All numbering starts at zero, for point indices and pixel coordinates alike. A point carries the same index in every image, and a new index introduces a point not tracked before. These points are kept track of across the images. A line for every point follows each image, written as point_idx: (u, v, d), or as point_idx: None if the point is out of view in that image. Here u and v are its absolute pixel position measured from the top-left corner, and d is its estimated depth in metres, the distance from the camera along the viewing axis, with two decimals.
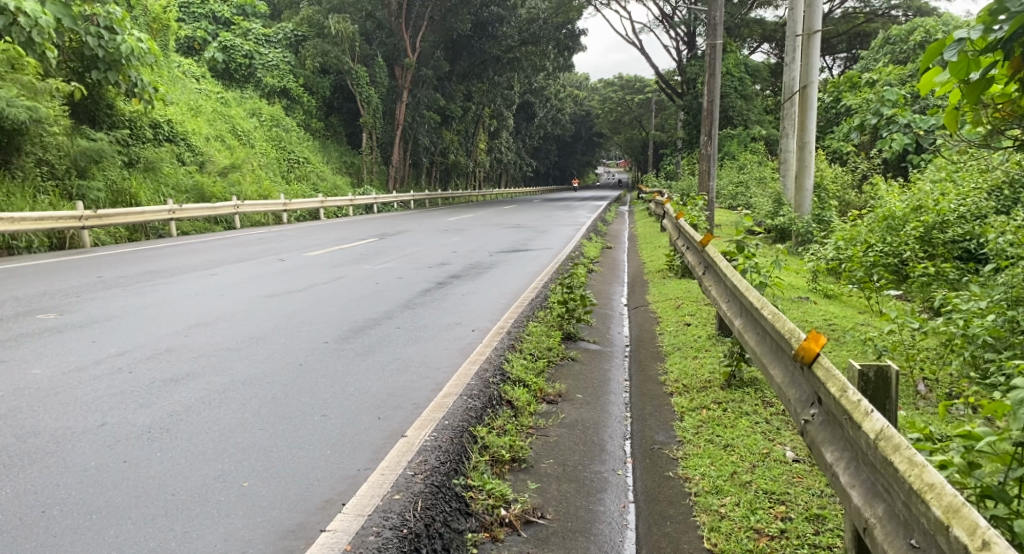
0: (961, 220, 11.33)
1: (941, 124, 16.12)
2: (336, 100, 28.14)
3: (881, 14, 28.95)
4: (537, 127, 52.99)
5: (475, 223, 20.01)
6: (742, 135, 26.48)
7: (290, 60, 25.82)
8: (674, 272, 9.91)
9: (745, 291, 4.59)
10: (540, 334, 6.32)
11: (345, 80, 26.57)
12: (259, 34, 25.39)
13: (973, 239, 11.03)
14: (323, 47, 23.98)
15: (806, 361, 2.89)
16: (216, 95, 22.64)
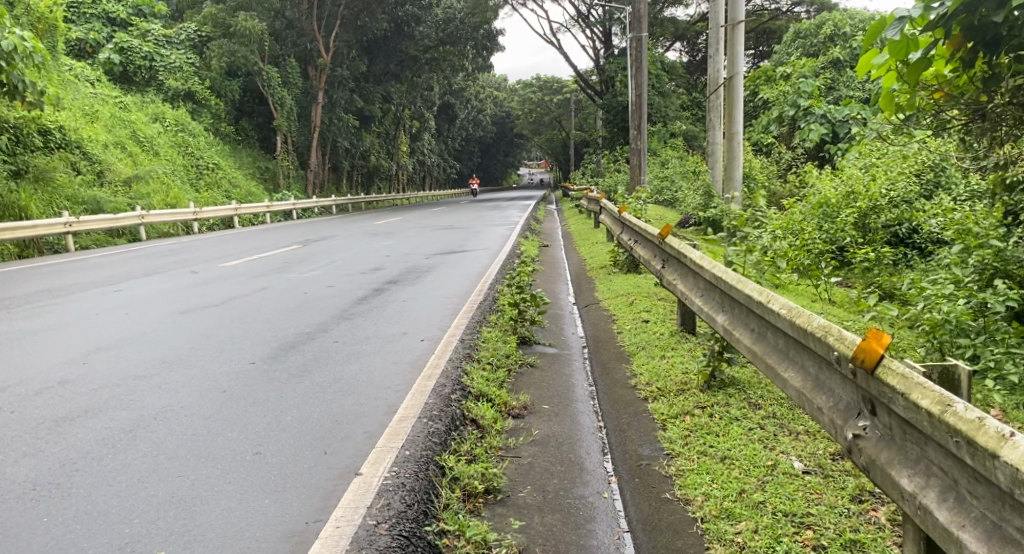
0: (894, 205, 11.26)
1: (857, 114, 16.38)
2: (246, 104, 26.88)
3: (787, 12, 29.58)
4: (457, 129, 52.44)
5: (403, 226, 19.33)
6: (662, 131, 26.56)
7: (194, 62, 24.42)
8: (619, 267, 9.58)
9: (734, 284, 4.03)
10: (494, 340, 5.76)
11: (255, 82, 25.35)
12: (159, 35, 23.93)
13: (903, 224, 11.17)
14: (229, 47, 22.45)
15: (868, 366, 2.32)
16: (115, 100, 21.17)
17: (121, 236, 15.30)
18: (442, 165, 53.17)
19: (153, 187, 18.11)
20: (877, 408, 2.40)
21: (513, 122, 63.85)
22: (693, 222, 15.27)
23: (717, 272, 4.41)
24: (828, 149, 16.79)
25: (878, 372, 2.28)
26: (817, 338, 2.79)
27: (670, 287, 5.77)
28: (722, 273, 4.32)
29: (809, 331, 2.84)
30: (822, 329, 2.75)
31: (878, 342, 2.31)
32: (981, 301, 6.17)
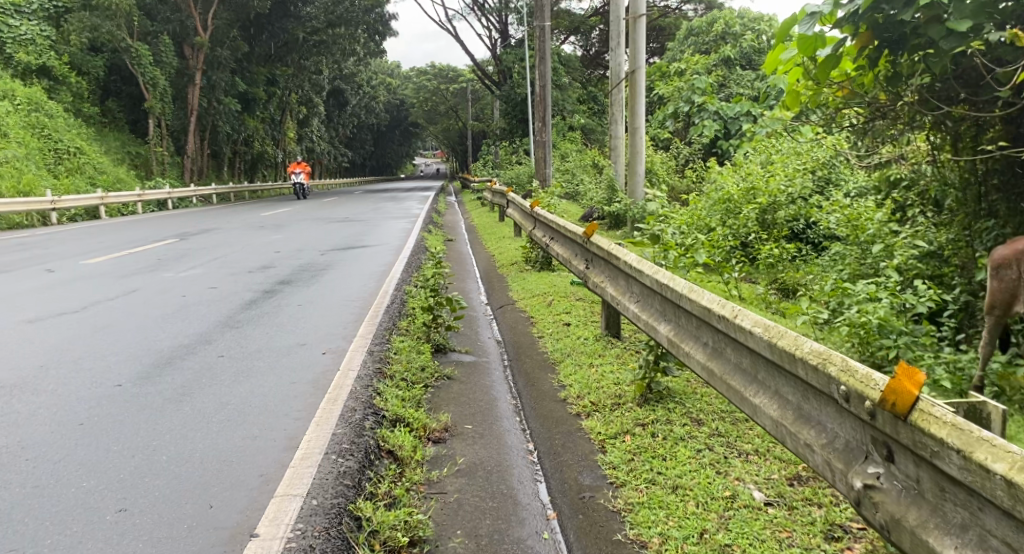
0: (791, 201, 11.28)
1: (748, 111, 16.57)
2: (112, 83, 24.92)
3: (675, 9, 29.86)
4: (349, 117, 50.92)
5: (293, 217, 18.34)
6: (560, 124, 26.40)
7: (49, 35, 22.29)
8: (533, 264, 9.36)
9: (685, 294, 3.60)
10: (407, 354, 5.20)
11: (123, 59, 23.47)
12: (7, 4, 21.66)
13: (800, 220, 11.19)
14: (91, 21, 20.75)
15: (903, 412, 1.96)
16: None
17: None
18: (333, 153, 51.53)
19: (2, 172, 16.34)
20: (905, 456, 2.02)
21: (406, 110, 62.69)
22: (596, 216, 15.02)
23: (659, 277, 3.99)
24: (720, 145, 16.86)
25: (916, 422, 1.93)
26: (810, 367, 2.39)
27: (597, 290, 5.35)
28: (667, 278, 3.91)
29: (799, 356, 2.44)
30: (816, 355, 2.36)
31: (912, 382, 1.95)
32: (899, 301, 6.06)
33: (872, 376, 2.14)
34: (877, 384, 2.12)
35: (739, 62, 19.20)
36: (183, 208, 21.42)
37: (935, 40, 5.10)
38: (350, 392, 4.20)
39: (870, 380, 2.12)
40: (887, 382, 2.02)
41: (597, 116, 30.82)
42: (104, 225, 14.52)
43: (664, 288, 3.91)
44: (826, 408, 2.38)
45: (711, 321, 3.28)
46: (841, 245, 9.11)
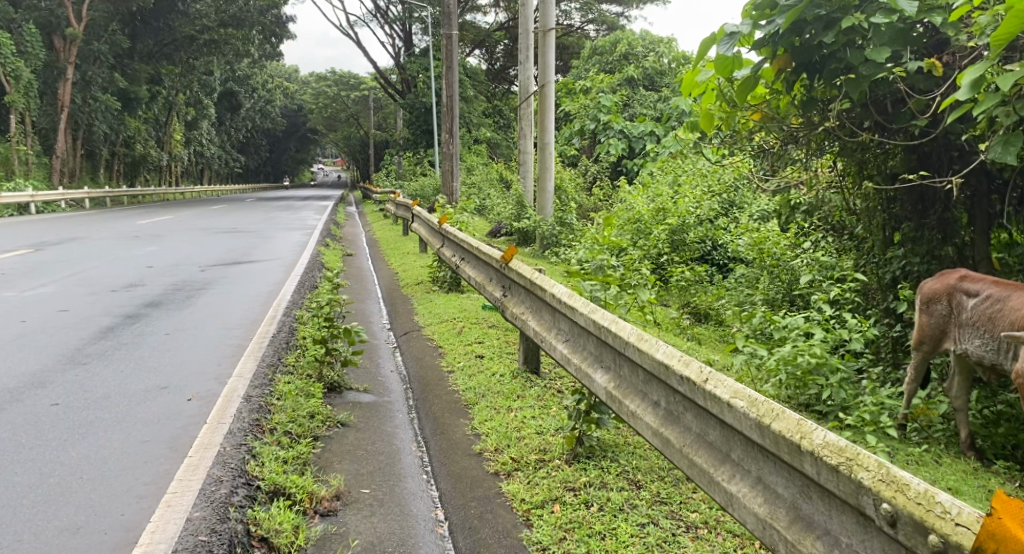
0: (699, 223, 10.64)
1: (651, 131, 16.40)
2: None
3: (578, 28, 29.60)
4: (243, 120, 48.90)
5: (176, 227, 17.05)
6: (465, 136, 25.83)
7: None
8: (440, 285, 8.69)
9: (630, 341, 2.96)
10: (294, 399, 4.44)
11: None
12: None
13: (710, 244, 10.60)
14: None
15: None
16: None
17: None
18: (224, 157, 49.36)
19: None
20: None
21: (305, 117, 61.01)
22: (504, 231, 14.38)
23: (597, 316, 3.36)
24: (625, 164, 16.57)
25: None
26: (830, 469, 1.89)
27: (517, 323, 4.72)
28: (605, 319, 3.28)
29: (814, 452, 1.92)
30: (837, 452, 1.88)
31: (1019, 523, 1.55)
32: (831, 337, 5.41)
33: (933, 495, 1.72)
34: (944, 509, 1.69)
35: (643, 82, 18.95)
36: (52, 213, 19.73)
37: (855, 63, 5.50)
38: (219, 453, 3.44)
39: (934, 503, 1.69)
40: (982, 521, 1.60)
41: (501, 130, 30.30)
42: None
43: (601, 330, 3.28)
44: (841, 521, 1.90)
45: (659, 375, 2.66)
46: (748, 269, 8.91)
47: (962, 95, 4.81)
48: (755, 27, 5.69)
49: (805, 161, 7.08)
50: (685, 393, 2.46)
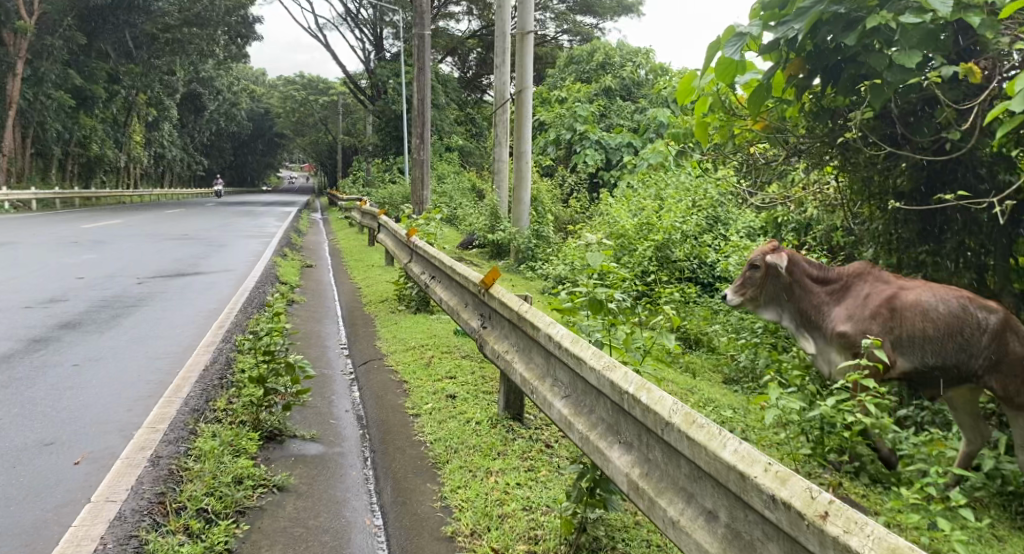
0: (686, 240, 9.28)
1: (630, 142, 15.53)
2: None
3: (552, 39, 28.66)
4: (207, 122, 47.51)
5: (124, 233, 15.94)
6: (436, 144, 24.81)
7: None
8: (406, 304, 7.78)
9: (665, 423, 2.12)
10: (216, 460, 3.49)
11: None
12: None
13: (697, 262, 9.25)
14: None
15: None
16: None
17: None
18: (187, 160, 47.90)
19: None
20: None
21: (272, 120, 59.67)
22: (476, 243, 13.45)
23: (610, 375, 2.50)
24: (602, 176, 15.66)
25: None
26: None
27: (500, 366, 3.86)
28: (617, 375, 2.45)
29: None
30: None
31: None
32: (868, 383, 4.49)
33: None
34: None
35: (621, 92, 18.06)
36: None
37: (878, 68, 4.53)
38: None
39: None
40: None
41: (473, 138, 29.36)
42: None
43: (613, 390, 2.45)
44: None
45: (723, 482, 1.90)
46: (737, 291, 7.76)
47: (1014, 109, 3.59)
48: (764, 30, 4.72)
49: (806, 177, 6.27)
50: (778, 528, 1.75)
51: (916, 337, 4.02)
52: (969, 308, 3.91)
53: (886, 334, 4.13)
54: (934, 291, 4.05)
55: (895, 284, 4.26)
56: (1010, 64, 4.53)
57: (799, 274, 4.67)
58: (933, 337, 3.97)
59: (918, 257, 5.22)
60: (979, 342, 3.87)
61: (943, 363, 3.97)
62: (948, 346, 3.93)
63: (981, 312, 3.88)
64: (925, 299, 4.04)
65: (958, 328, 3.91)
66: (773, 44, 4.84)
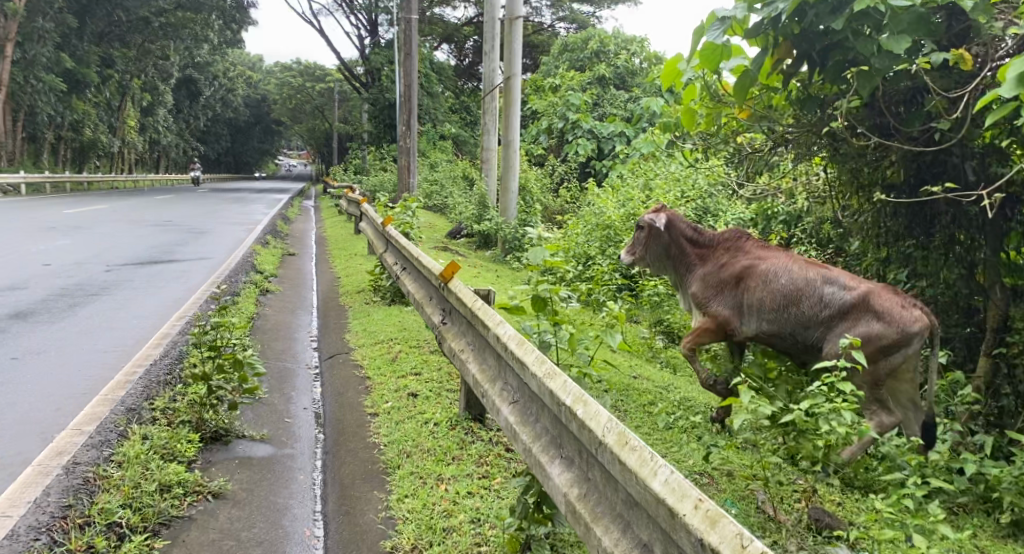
0: None
1: (623, 131, 15.09)
2: None
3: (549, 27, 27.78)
4: (203, 108, 47.06)
5: (108, 218, 15.66)
6: (429, 131, 24.39)
7: None
8: (381, 296, 7.51)
9: (599, 445, 1.92)
10: (143, 466, 3.23)
11: None
12: None
13: None
14: None
15: None
16: None
17: None
18: (183, 146, 47.50)
19: None
20: None
21: (268, 107, 59.15)
22: (463, 233, 13.12)
23: (549, 381, 2.26)
24: (593, 166, 15.27)
25: None
26: None
27: (455, 361, 3.58)
28: (557, 383, 2.21)
29: None
30: None
31: None
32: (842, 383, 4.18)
33: None
34: None
35: (615, 80, 17.57)
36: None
37: (865, 55, 4.17)
38: None
39: None
40: None
41: (468, 127, 28.91)
42: None
43: (553, 398, 2.22)
44: None
45: (653, 519, 1.70)
46: None
47: (1008, 93, 3.20)
48: (749, 13, 4.26)
49: (794, 168, 5.97)
50: None
51: (767, 304, 4.20)
52: (821, 280, 4.02)
53: (743, 300, 4.33)
54: (793, 262, 4.19)
55: (760, 253, 4.42)
56: (1002, 51, 4.19)
57: (677, 237, 4.84)
58: (782, 305, 4.14)
59: (906, 252, 4.94)
60: (824, 313, 3.99)
61: (791, 333, 4.15)
62: (795, 316, 4.10)
63: (832, 285, 3.99)
64: (781, 268, 4.20)
65: (807, 300, 4.04)
66: (757, 27, 4.39)
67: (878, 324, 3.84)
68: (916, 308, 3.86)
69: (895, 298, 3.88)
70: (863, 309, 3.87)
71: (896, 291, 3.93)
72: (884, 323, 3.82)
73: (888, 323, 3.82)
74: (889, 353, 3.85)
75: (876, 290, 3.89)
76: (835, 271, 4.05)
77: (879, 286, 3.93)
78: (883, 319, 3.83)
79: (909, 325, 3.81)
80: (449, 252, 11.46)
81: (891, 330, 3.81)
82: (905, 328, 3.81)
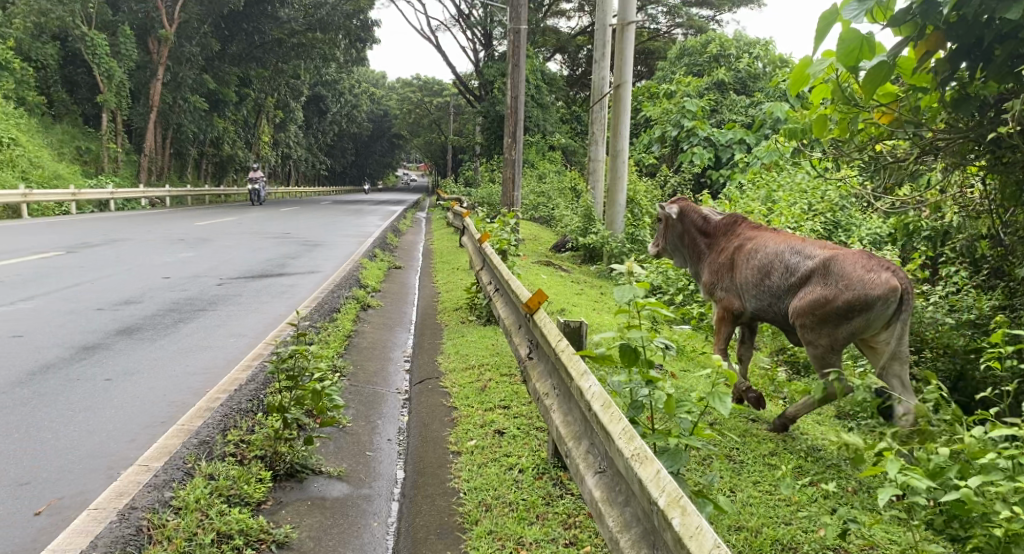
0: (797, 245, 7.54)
1: (743, 137, 14.11)
2: (77, 73, 22.79)
3: (665, 34, 26.74)
4: (330, 124, 48.78)
5: (232, 230, 16.23)
6: (540, 143, 23.98)
7: None
8: (479, 316, 7.16)
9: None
10: (201, 516, 2.99)
11: (78, 49, 21.25)
12: None
13: None
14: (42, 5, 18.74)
15: None
16: None
17: None
18: (311, 160, 49.43)
19: None
20: None
21: (390, 122, 60.75)
22: (569, 246, 12.70)
23: (647, 475, 2.10)
24: (709, 176, 14.40)
25: None
26: None
27: (538, 397, 3.26)
28: (649, 474, 2.10)
29: None
30: None
31: None
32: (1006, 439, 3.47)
33: None
34: None
35: (735, 85, 16.54)
36: (130, 212, 19.42)
37: None
38: None
39: None
40: None
41: (579, 137, 28.38)
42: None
43: (645, 491, 2.10)
44: None
45: None
46: None
47: None
48: None
49: (943, 179, 5.18)
50: None
51: (751, 276, 4.61)
52: (792, 251, 4.34)
53: (734, 272, 4.77)
54: (780, 239, 4.55)
55: (761, 232, 4.83)
56: None
57: (689, 224, 5.48)
58: (760, 277, 4.53)
59: None
60: (791, 278, 4.30)
61: (765, 297, 4.50)
62: (768, 282, 4.47)
63: (803, 254, 4.28)
64: (768, 244, 4.59)
65: (776, 266, 4.41)
66: (907, 15, 3.54)
67: (830, 284, 4.03)
68: (885, 271, 3.88)
69: (857, 259, 3.99)
70: (822, 269, 4.09)
71: (866, 254, 4.02)
72: (839, 282, 3.99)
73: (841, 283, 3.98)
74: (854, 315, 3.95)
75: (838, 254, 4.08)
76: (808, 242, 4.33)
77: (848, 251, 4.08)
78: (838, 279, 4.00)
79: (870, 284, 3.87)
80: (553, 266, 11.02)
81: (846, 289, 3.96)
82: (863, 288, 3.89)
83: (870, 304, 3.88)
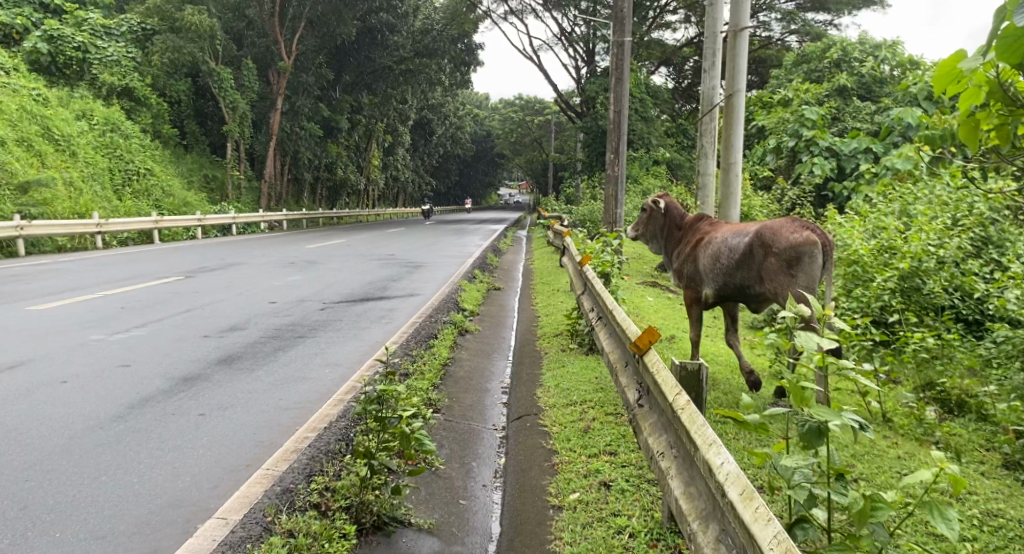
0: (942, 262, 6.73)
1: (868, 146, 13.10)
2: (205, 106, 23.82)
3: (777, 41, 25.59)
4: (436, 146, 49.48)
5: (342, 253, 16.39)
6: (643, 157, 23.21)
7: (136, 57, 20.96)
8: (583, 344, 6.74)
9: None
10: None
11: (206, 83, 22.21)
12: (97, 25, 20.35)
13: (962, 290, 6.68)
14: (174, 42, 19.58)
15: None
16: (30, 91, 17.71)
17: (78, 243, 14.77)
18: (416, 182, 50.32)
19: (62, 194, 15.52)
20: None
21: (493, 142, 61.29)
22: None
23: None
24: (831, 188, 13.42)
25: None
26: None
27: (648, 453, 3.09)
28: None
29: None
30: None
31: None
32: None
33: None
34: None
35: (857, 90, 15.44)
36: (249, 236, 19.99)
37: None
38: None
39: None
40: None
41: (685, 150, 27.52)
42: (123, 260, 13.13)
43: None
44: None
45: None
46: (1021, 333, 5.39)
47: None
48: None
49: None
50: None
51: (706, 263, 5.39)
52: (734, 233, 5.14)
53: (697, 264, 5.54)
54: (728, 228, 5.35)
55: (715, 225, 5.67)
56: None
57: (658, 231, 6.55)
58: (712, 262, 5.31)
59: None
60: (738, 253, 5.05)
61: (724, 276, 5.21)
62: (722, 263, 5.20)
63: (741, 235, 5.08)
64: (717, 234, 5.40)
65: (724, 247, 5.17)
66: None
67: (767, 249, 4.84)
68: (807, 230, 4.72)
69: (784, 224, 4.83)
70: (760, 236, 4.89)
71: (791, 220, 4.87)
72: (777, 244, 4.79)
73: (775, 245, 4.79)
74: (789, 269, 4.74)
75: (767, 225, 4.90)
76: (746, 225, 5.14)
77: (775, 220, 4.91)
78: (771, 243, 4.82)
79: (795, 243, 4.71)
80: (661, 286, 10.46)
81: (782, 249, 4.76)
82: (790, 247, 4.72)
83: (801, 258, 4.69)
